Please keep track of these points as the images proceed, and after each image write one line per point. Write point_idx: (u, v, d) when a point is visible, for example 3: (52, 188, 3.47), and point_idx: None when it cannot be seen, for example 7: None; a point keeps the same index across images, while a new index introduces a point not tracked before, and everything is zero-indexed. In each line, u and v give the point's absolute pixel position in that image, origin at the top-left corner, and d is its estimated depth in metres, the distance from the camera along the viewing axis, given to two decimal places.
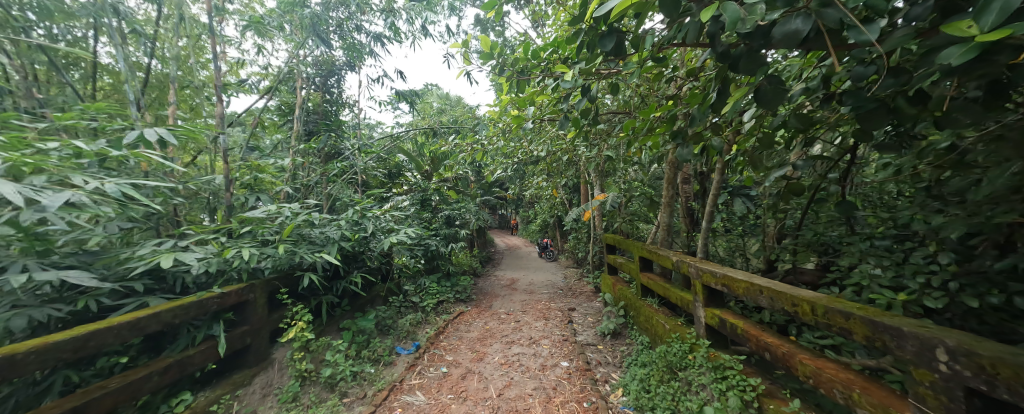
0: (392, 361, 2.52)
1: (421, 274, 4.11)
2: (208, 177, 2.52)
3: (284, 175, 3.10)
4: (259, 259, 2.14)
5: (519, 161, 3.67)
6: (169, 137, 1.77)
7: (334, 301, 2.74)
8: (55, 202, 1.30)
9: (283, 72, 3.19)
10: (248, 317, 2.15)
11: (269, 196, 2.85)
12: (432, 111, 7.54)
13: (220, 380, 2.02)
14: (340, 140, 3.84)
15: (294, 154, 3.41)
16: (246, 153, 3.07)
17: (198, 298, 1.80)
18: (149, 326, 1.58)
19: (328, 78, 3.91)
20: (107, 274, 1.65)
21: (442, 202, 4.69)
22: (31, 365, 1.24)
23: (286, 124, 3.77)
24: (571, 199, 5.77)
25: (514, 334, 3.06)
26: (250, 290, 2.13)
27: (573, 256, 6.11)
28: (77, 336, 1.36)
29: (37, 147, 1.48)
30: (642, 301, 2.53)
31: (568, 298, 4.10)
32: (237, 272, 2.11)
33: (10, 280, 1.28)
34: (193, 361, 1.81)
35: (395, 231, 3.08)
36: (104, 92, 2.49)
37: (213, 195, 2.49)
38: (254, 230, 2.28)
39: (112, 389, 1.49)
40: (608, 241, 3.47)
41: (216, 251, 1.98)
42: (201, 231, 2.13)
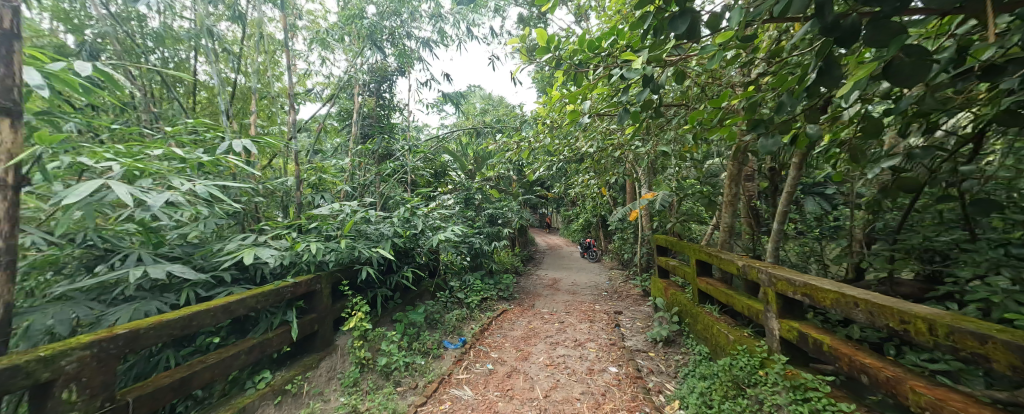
0: (440, 354, 2.61)
1: (466, 271, 4.24)
2: (281, 178, 2.81)
3: (343, 176, 3.36)
4: (324, 253, 2.34)
5: (564, 160, 3.63)
6: (250, 146, 1.98)
7: (387, 294, 2.92)
8: (157, 203, 1.49)
9: (342, 81, 3.44)
10: (316, 306, 2.34)
11: (331, 195, 3.11)
12: (475, 112, 7.71)
13: (292, 362, 2.22)
14: (391, 142, 4.10)
15: (352, 155, 3.68)
16: (312, 156, 3.38)
17: (275, 286, 2.01)
18: (237, 310, 1.79)
19: (382, 84, 4.17)
20: (203, 265, 1.89)
21: (484, 201, 4.84)
22: (151, 338, 1.45)
23: (345, 128, 4.10)
24: (615, 199, 5.62)
25: (560, 335, 3.03)
26: (317, 281, 2.33)
27: (618, 257, 5.93)
28: (182, 316, 1.56)
29: (145, 155, 1.73)
30: (700, 308, 2.38)
31: (612, 300, 4.00)
32: (307, 265, 2.32)
33: (130, 275, 1.49)
34: (271, 343, 2.01)
35: (442, 229, 3.19)
36: (202, 105, 2.86)
37: (286, 194, 2.77)
38: (319, 226, 2.49)
39: (210, 364, 1.70)
40: (658, 242, 3.31)
41: (289, 245, 2.18)
42: (276, 226, 2.37)
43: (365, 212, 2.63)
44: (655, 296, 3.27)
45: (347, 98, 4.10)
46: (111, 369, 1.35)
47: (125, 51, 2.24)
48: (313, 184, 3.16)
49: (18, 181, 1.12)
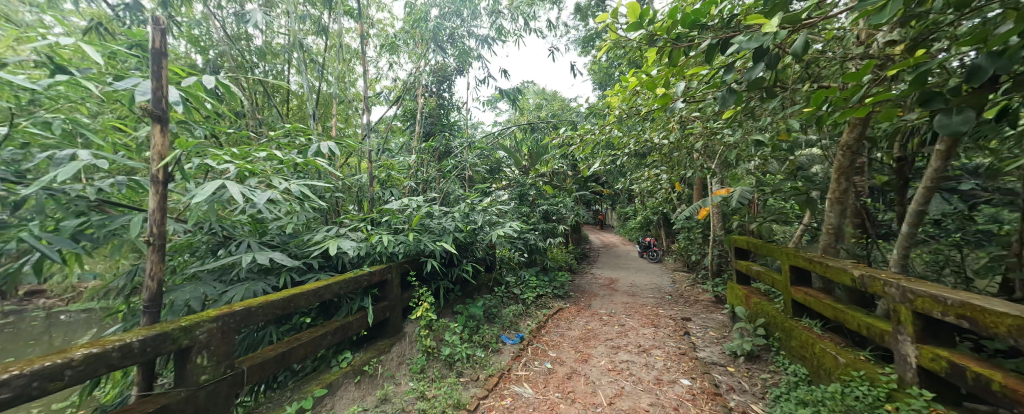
0: (499, 349, 2.67)
1: (521, 267, 4.28)
2: (356, 175, 3.07)
3: (409, 172, 3.58)
4: (394, 245, 2.51)
5: (625, 154, 3.47)
6: (334, 148, 2.18)
7: (449, 286, 3.05)
8: (259, 198, 1.70)
9: (408, 82, 3.66)
10: (387, 294, 2.53)
11: (398, 191, 3.34)
12: (529, 107, 7.71)
13: (368, 345, 2.43)
14: (451, 140, 4.27)
15: (416, 153, 3.91)
16: (381, 154, 3.66)
17: (354, 274, 2.20)
18: (324, 294, 2.00)
19: (442, 84, 4.36)
20: (295, 253, 2.15)
21: (538, 197, 4.84)
22: (258, 316, 1.68)
23: (409, 127, 4.37)
24: (679, 195, 5.26)
25: (620, 339, 2.92)
26: (389, 270, 2.51)
27: (682, 257, 5.57)
28: (282, 298, 1.79)
29: (253, 156, 1.99)
30: (795, 322, 2.14)
31: (677, 305, 3.76)
32: (379, 256, 2.52)
33: (243, 260, 1.74)
34: (352, 326, 2.21)
35: (500, 224, 3.24)
36: (293, 111, 3.25)
37: (360, 190, 3.02)
38: (388, 219, 2.67)
39: (305, 342, 1.92)
40: (738, 244, 3.02)
41: (364, 237, 2.38)
42: (354, 219, 2.60)
43: (429, 207, 2.77)
44: (733, 304, 3.00)
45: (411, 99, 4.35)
46: (230, 340, 1.59)
47: (236, 67, 2.62)
48: (382, 180, 3.41)
49: (165, 180, 1.36)
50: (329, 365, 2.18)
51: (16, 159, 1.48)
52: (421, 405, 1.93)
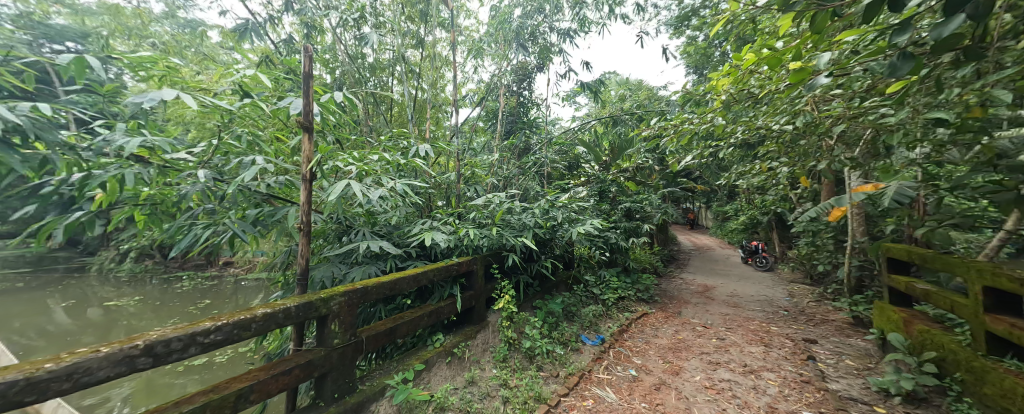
0: (579, 348, 2.62)
1: (601, 266, 4.14)
2: (445, 174, 3.31)
3: (491, 170, 3.73)
4: (479, 239, 2.67)
5: (727, 146, 3.08)
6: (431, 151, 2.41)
7: (528, 280, 3.10)
8: (372, 194, 1.95)
9: (491, 84, 3.81)
10: (473, 284, 2.67)
11: (481, 187, 3.50)
12: (612, 99, 7.36)
13: (457, 330, 2.61)
14: (530, 137, 4.33)
15: (498, 151, 4.05)
16: (467, 153, 3.90)
17: (445, 263, 2.38)
18: (421, 280, 2.20)
19: (522, 83, 4.44)
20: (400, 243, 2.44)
21: (620, 193, 4.60)
22: (372, 295, 1.93)
23: (490, 127, 4.56)
24: (797, 193, 4.47)
25: (719, 354, 2.62)
26: (474, 262, 2.65)
27: (801, 268, 4.74)
28: (388, 281, 2.01)
29: (367, 158, 2.30)
30: (990, 362, 1.64)
31: (792, 323, 3.23)
32: (466, 248, 2.67)
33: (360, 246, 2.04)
34: (443, 311, 2.40)
35: (581, 221, 3.19)
36: (394, 117, 3.68)
37: (448, 186, 3.26)
38: (474, 214, 2.84)
39: (407, 321, 2.17)
40: (898, 255, 2.44)
41: (453, 230, 2.55)
42: (444, 214, 2.81)
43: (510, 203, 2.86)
44: (882, 329, 2.44)
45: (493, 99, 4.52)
46: (352, 313, 1.86)
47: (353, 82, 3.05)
48: (466, 177, 3.62)
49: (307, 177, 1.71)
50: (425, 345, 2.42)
51: (221, 164, 1.99)
52: (505, 392, 2.02)
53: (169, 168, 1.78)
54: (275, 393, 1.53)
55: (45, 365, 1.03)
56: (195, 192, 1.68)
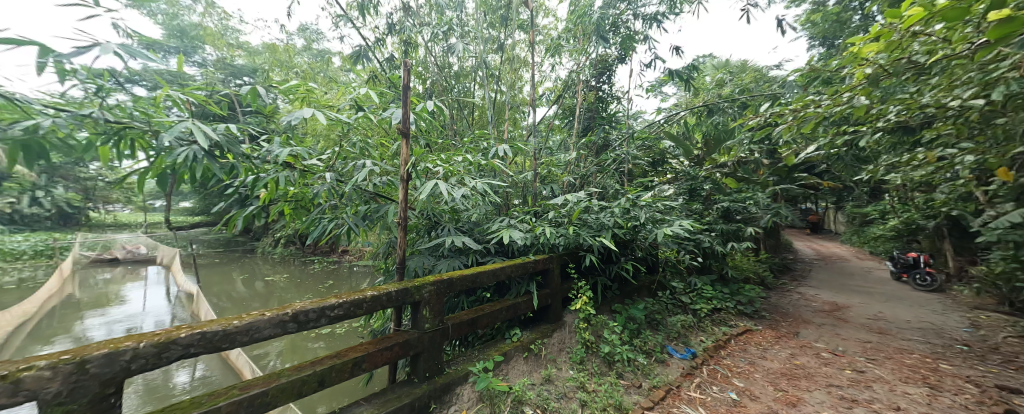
0: (665, 360, 2.56)
1: (691, 273, 3.89)
2: (521, 172, 3.43)
3: (567, 167, 3.69)
4: (555, 238, 2.70)
5: (867, 133, 2.59)
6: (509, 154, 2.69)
7: (607, 283, 3.01)
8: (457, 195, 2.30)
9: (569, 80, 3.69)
10: (550, 283, 2.73)
11: (557, 186, 3.50)
12: (707, 85, 6.61)
13: (534, 326, 2.69)
14: (609, 133, 4.19)
15: (576, 149, 3.92)
16: (545, 153, 3.99)
17: (522, 260, 2.49)
18: (498, 274, 2.36)
19: (602, 76, 4.29)
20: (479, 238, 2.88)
21: (715, 191, 4.15)
22: (456, 286, 2.16)
23: (567, 124, 4.52)
24: (978, 193, 3.45)
25: (857, 391, 2.26)
26: (550, 261, 2.70)
27: (988, 294, 3.75)
28: (470, 274, 2.21)
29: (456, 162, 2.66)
30: None
31: (965, 363, 2.64)
32: (543, 246, 2.72)
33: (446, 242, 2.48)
34: (520, 307, 2.52)
35: (667, 223, 2.93)
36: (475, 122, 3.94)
37: (524, 184, 3.32)
38: (552, 214, 2.87)
39: (486, 313, 2.34)
40: None
41: (530, 228, 2.62)
42: (520, 212, 2.90)
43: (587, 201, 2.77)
44: None
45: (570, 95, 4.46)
46: (439, 302, 2.10)
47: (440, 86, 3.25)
48: (544, 176, 3.70)
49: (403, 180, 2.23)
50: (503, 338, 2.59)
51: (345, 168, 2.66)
52: (583, 395, 2.07)
53: (302, 170, 2.68)
54: (383, 363, 1.84)
55: (236, 320, 1.40)
56: (323, 190, 2.64)
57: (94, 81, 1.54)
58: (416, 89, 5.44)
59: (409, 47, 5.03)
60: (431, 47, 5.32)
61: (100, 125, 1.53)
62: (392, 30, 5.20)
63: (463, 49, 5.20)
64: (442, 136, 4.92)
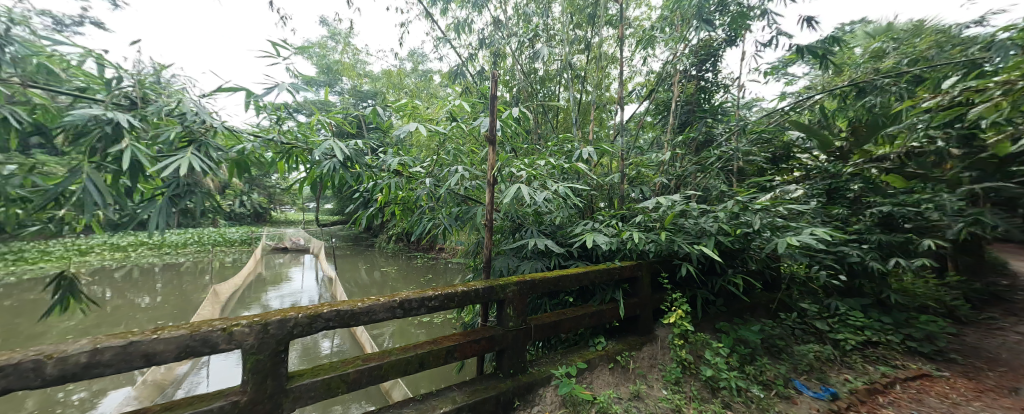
0: (790, 397, 2.39)
1: (828, 296, 3.38)
2: (611, 175, 3.95)
3: (660, 168, 3.98)
4: (646, 244, 3.00)
5: None
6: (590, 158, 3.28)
7: (709, 297, 3.12)
8: (538, 197, 2.98)
9: (662, 76, 3.99)
10: (638, 292, 3.02)
11: (645, 187, 3.89)
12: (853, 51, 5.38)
13: (621, 336, 3.01)
14: (713, 126, 4.27)
15: (670, 148, 4.12)
16: (633, 152, 4.30)
17: (607, 268, 2.83)
18: (582, 280, 2.69)
19: (705, 62, 4.19)
20: (558, 239, 3.60)
21: (869, 192, 3.33)
22: (531, 289, 2.50)
23: (660, 120, 4.74)
24: None
25: None
26: (639, 269, 3.01)
27: None
28: (551, 279, 2.55)
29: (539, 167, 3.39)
30: None
31: None
32: (630, 251, 3.14)
33: (532, 244, 3.16)
34: (605, 314, 2.86)
35: (793, 229, 2.76)
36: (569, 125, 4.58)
37: (614, 185, 3.91)
38: (644, 218, 3.24)
39: (569, 317, 2.71)
40: None
41: (615, 232, 3.09)
42: (605, 215, 3.55)
43: (687, 205, 3.00)
44: None
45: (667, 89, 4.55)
46: (521, 303, 2.48)
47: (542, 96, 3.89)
48: (634, 177, 4.06)
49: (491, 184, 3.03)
50: (588, 344, 2.93)
51: (455, 178, 3.40)
52: None
53: (408, 176, 3.74)
54: (471, 354, 2.24)
55: (358, 303, 1.89)
56: (426, 192, 3.52)
57: (274, 114, 3.03)
58: (504, 98, 5.88)
59: (499, 58, 5.55)
60: (518, 57, 5.70)
61: (280, 144, 3.04)
62: (484, 46, 5.73)
63: (548, 54, 5.43)
64: (527, 141, 5.24)
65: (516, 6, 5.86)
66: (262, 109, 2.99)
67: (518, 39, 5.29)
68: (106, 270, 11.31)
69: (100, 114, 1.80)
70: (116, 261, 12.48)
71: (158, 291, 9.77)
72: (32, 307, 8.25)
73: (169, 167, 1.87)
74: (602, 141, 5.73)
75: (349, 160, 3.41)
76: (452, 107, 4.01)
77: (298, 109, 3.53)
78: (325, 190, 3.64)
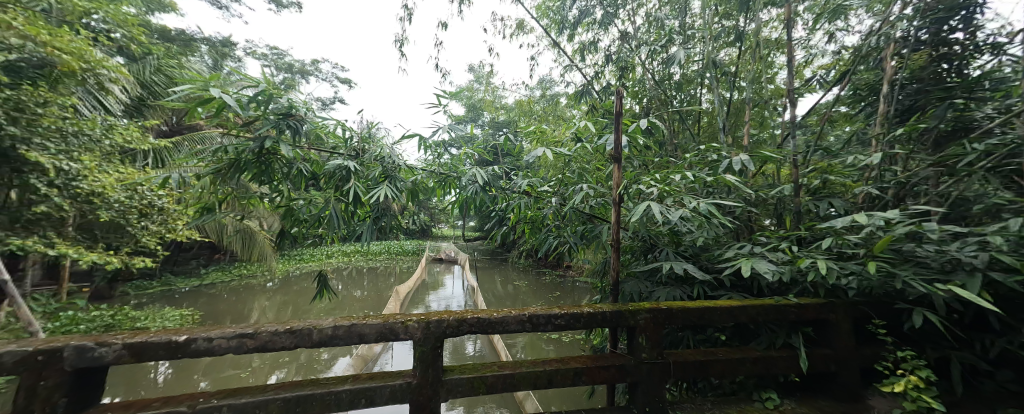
0: None
1: None
2: (778, 188, 3.38)
3: (865, 173, 3.10)
4: (843, 277, 2.42)
5: None
6: (745, 165, 2.90)
7: (976, 365, 2.15)
8: (671, 215, 2.78)
9: (862, 49, 3.23)
10: (831, 341, 2.43)
11: (841, 200, 3.15)
12: None
13: (803, 397, 2.44)
14: (972, 108, 2.84)
15: (881, 146, 3.18)
16: (814, 156, 3.54)
17: (777, 304, 2.38)
18: (739, 315, 2.35)
19: (950, 19, 2.95)
20: (706, 264, 3.26)
21: None
22: (673, 318, 2.31)
23: (863, 111, 3.67)
24: None
25: None
26: (831, 310, 2.43)
27: None
28: (696, 309, 2.31)
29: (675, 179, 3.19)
30: None
31: None
32: (813, 285, 2.63)
33: (669, 267, 2.95)
34: (778, 362, 2.39)
35: None
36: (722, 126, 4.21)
37: (787, 201, 3.36)
38: (836, 242, 2.61)
39: (721, 359, 2.36)
40: None
41: (788, 258, 2.66)
42: (772, 236, 3.08)
43: (914, 226, 2.27)
44: None
45: (874, 68, 3.54)
46: (657, 333, 2.32)
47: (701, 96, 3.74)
48: (818, 187, 3.36)
49: (618, 201, 3.03)
50: (754, 396, 2.49)
51: (579, 195, 3.47)
52: None
53: (536, 196, 4.02)
54: (600, 380, 2.20)
55: (494, 313, 2.15)
56: (551, 211, 3.73)
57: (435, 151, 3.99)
58: (634, 110, 5.56)
59: (627, 71, 5.39)
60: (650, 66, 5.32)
61: (439, 173, 3.95)
62: (610, 62, 5.68)
63: (687, 56, 4.92)
64: (662, 154, 4.77)
65: (646, 13, 5.58)
66: (428, 148, 4.00)
67: (649, 48, 4.95)
68: (340, 272, 15.94)
69: (344, 163, 3.28)
70: (345, 266, 17.46)
71: (368, 288, 13.26)
72: (306, 294, 12.39)
73: (373, 196, 3.31)
74: (763, 145, 4.67)
75: (488, 185, 3.98)
76: (578, 127, 4.02)
77: (453, 144, 4.37)
78: (469, 211, 4.35)
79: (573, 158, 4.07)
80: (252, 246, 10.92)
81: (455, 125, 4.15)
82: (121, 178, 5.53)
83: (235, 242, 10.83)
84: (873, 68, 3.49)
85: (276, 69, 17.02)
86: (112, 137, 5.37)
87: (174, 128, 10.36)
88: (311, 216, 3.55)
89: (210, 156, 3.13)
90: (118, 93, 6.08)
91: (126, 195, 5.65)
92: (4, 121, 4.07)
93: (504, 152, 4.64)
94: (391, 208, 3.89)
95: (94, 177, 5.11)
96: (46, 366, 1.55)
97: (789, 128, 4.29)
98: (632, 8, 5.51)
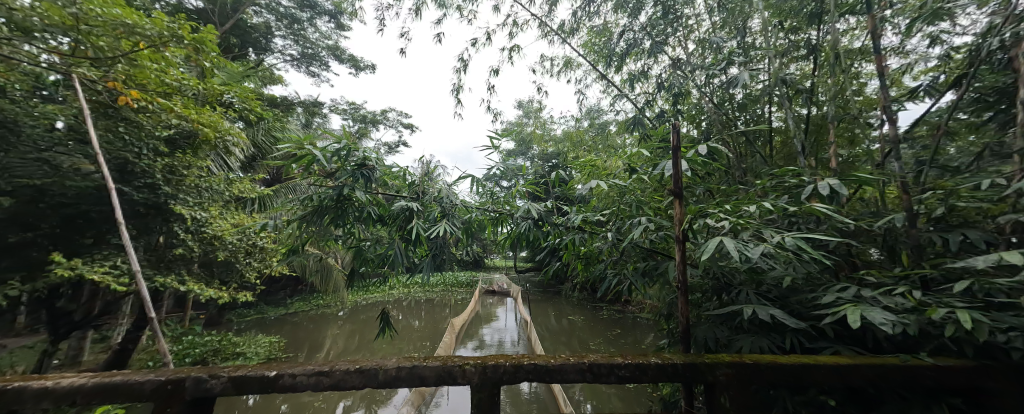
0: None
1: None
2: (887, 216, 2.78)
3: (1010, 197, 2.45)
4: (1002, 335, 1.83)
5: None
6: (836, 186, 2.44)
7: None
8: (747, 251, 2.37)
9: (985, 48, 2.66)
10: None
11: (981, 231, 2.49)
12: None
13: None
14: None
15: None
16: (932, 176, 2.91)
17: (908, 365, 1.85)
18: (855, 377, 1.84)
19: None
20: (796, 308, 2.74)
21: None
22: (764, 377, 1.88)
23: (992, 120, 2.99)
24: None
25: None
26: (990, 377, 1.82)
27: None
28: (795, 366, 1.86)
29: (748, 209, 2.80)
30: None
31: None
32: (954, 342, 2.04)
33: (748, 313, 2.51)
34: None
35: None
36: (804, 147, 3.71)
37: (900, 232, 2.76)
38: (981, 286, 2.02)
39: None
40: None
41: (912, 305, 2.11)
42: (884, 277, 2.50)
43: None
44: None
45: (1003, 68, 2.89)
46: (744, 394, 1.91)
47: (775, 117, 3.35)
48: (943, 215, 2.72)
49: (682, 238, 2.72)
50: None
51: (637, 230, 3.20)
52: None
53: (590, 231, 3.86)
54: None
55: (552, 360, 1.90)
56: (608, 247, 3.50)
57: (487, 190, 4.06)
58: (693, 135, 5.23)
59: (683, 96, 5.14)
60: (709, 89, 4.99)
61: (491, 212, 3.99)
62: (663, 88, 5.50)
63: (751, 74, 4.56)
64: (729, 180, 4.29)
65: (699, 37, 5.35)
66: (480, 187, 4.08)
67: (705, 71, 4.69)
68: (402, 304, 16.64)
69: (405, 206, 3.44)
70: (406, 297, 18.17)
71: (428, 321, 13.64)
72: (372, 325, 13.10)
73: (432, 233, 3.45)
74: (857, 164, 3.99)
75: (540, 220, 3.91)
76: (631, 157, 3.81)
77: (504, 181, 4.44)
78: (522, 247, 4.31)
79: (628, 190, 3.85)
80: (328, 279, 11.97)
81: (506, 163, 4.22)
82: (234, 223, 6.23)
83: (316, 277, 11.97)
84: (1000, 70, 2.83)
85: (354, 121, 19.41)
86: (229, 189, 6.22)
87: (274, 179, 12.12)
88: (378, 256, 3.74)
89: (297, 204, 3.54)
90: (237, 154, 7.32)
91: (238, 237, 6.27)
92: (161, 183, 5.21)
93: (554, 186, 4.56)
94: (446, 245, 4.00)
95: (218, 224, 5.88)
96: (173, 394, 1.69)
97: (889, 143, 3.62)
98: (683, 33, 5.34)
